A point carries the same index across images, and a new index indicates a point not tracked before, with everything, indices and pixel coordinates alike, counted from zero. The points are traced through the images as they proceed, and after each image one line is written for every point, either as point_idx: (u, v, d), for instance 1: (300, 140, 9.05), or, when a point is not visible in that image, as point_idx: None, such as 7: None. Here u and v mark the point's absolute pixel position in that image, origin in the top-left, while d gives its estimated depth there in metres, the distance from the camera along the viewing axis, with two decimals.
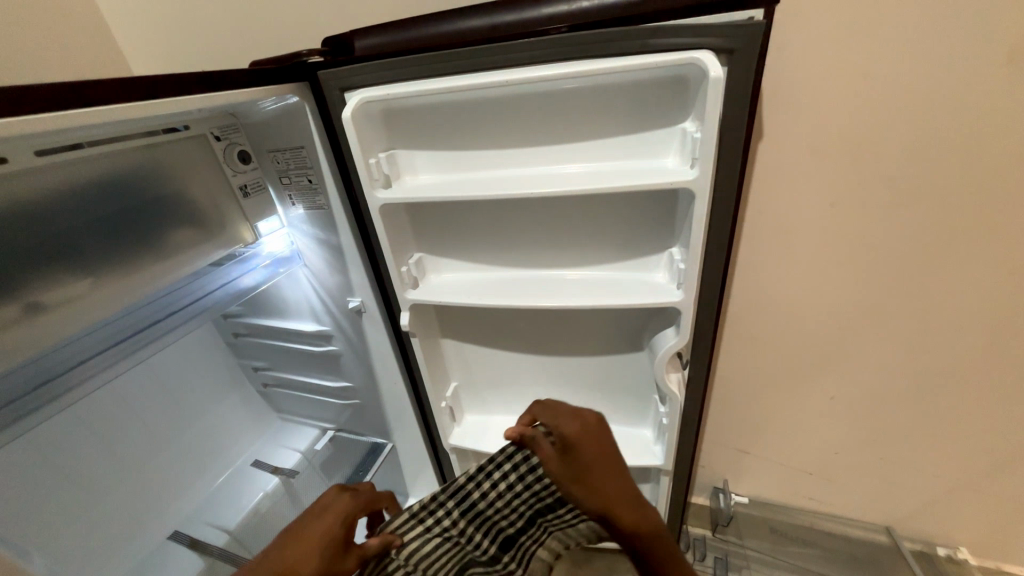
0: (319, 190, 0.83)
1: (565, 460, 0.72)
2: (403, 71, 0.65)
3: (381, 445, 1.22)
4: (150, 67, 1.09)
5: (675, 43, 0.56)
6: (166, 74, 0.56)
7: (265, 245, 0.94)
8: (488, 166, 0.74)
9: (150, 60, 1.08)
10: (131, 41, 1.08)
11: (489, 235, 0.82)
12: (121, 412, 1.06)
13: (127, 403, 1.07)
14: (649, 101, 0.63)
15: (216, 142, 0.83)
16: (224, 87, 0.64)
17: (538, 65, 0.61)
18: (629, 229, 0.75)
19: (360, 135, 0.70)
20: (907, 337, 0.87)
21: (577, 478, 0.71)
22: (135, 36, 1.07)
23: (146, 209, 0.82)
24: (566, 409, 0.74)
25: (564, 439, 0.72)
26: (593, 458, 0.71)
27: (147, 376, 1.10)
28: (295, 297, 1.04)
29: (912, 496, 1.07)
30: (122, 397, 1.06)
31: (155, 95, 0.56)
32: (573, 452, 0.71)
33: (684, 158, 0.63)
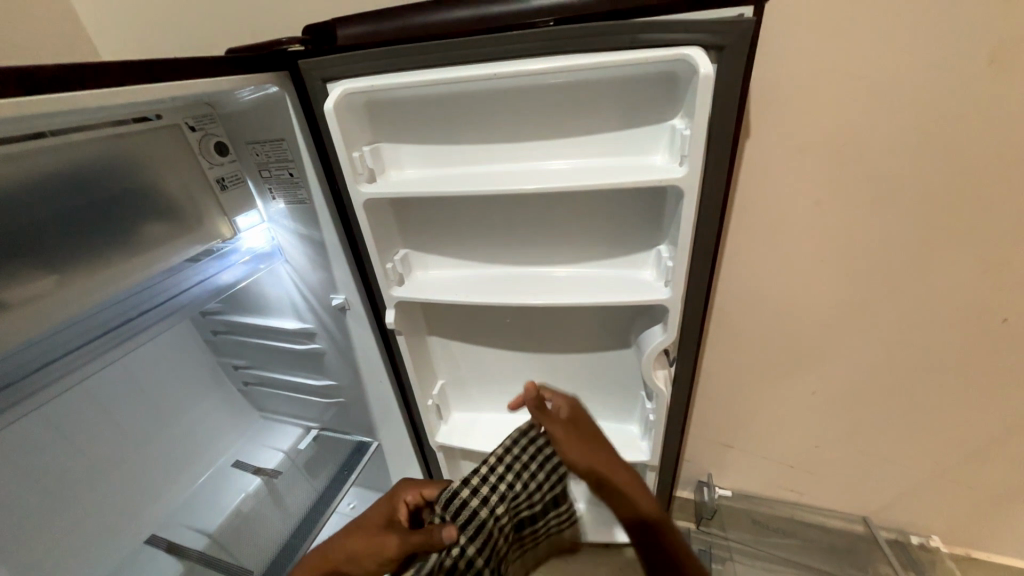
0: (300, 184, 0.80)
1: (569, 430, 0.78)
2: (388, 62, 0.64)
3: (367, 445, 1.21)
4: (120, 53, 1.04)
5: (666, 38, 0.55)
6: (136, 61, 0.53)
7: (245, 240, 0.92)
8: (476, 161, 0.73)
9: (119, 45, 1.03)
10: (98, 24, 1.02)
11: (477, 233, 0.81)
12: (93, 413, 1.03)
13: (99, 404, 1.03)
14: (638, 96, 0.63)
15: (191, 133, 0.79)
16: (198, 75, 0.61)
17: (526, 58, 0.60)
18: (618, 226, 0.75)
19: (343, 128, 0.68)
20: (885, 333, 0.90)
21: (582, 441, 0.78)
22: (102, 19, 1.01)
23: (116, 202, 0.78)
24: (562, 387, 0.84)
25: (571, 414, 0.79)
26: (591, 430, 0.80)
27: (120, 376, 1.06)
28: (276, 294, 1.01)
29: (887, 486, 1.11)
30: (94, 398, 1.02)
31: (123, 83, 0.53)
32: (574, 420, 0.80)
33: (672, 154, 0.63)
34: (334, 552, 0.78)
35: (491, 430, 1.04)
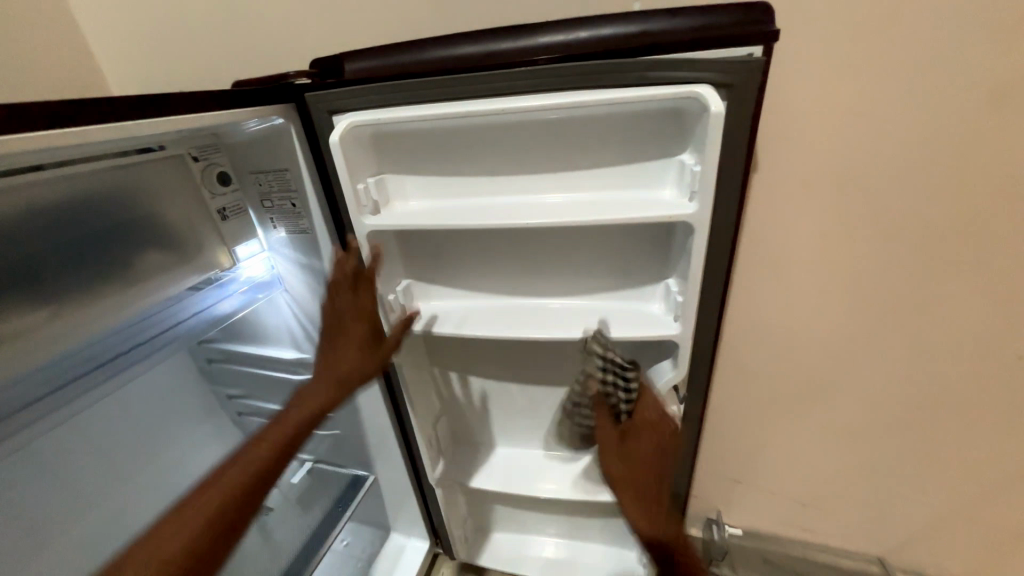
0: (303, 214, 0.79)
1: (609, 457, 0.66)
2: (396, 96, 0.64)
3: (363, 478, 1.20)
4: (128, 84, 1.04)
5: (674, 75, 0.55)
6: (144, 93, 0.53)
7: (244, 269, 0.89)
8: (481, 193, 0.72)
9: (129, 76, 1.04)
10: (108, 57, 1.03)
11: (480, 263, 0.80)
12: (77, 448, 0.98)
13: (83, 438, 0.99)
14: (647, 131, 0.62)
15: (194, 163, 0.78)
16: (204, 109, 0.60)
17: (533, 95, 0.60)
18: (625, 259, 0.74)
19: (349, 160, 0.67)
20: (899, 367, 0.87)
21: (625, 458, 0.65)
22: (113, 52, 1.02)
23: (113, 233, 0.76)
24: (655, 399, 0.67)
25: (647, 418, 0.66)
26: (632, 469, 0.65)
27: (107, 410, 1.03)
28: (274, 324, 0.98)
29: (903, 526, 1.06)
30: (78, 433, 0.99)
31: (127, 116, 0.52)
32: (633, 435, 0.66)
33: (682, 190, 0.62)
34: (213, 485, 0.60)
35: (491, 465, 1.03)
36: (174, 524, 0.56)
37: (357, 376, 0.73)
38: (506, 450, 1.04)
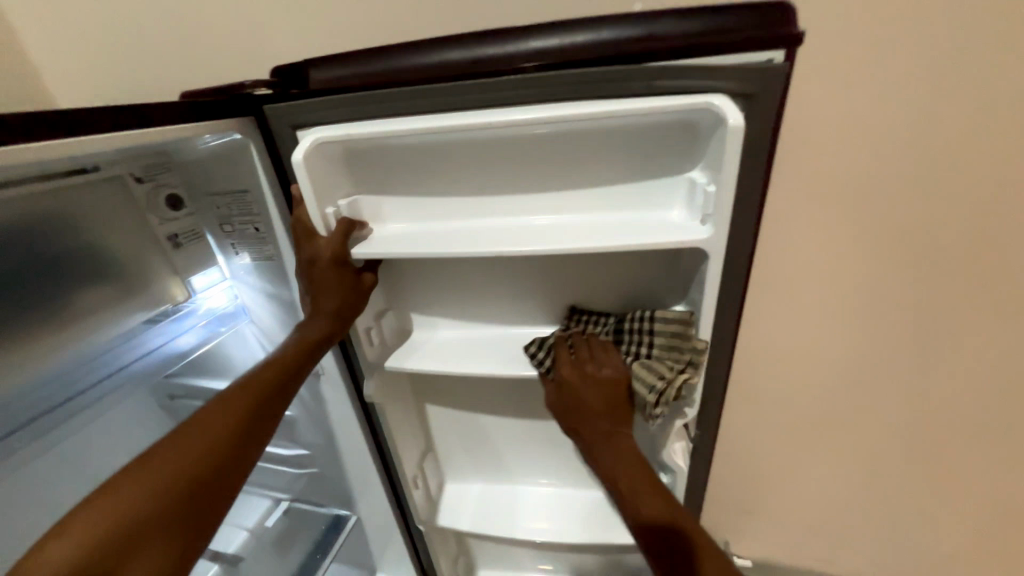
0: (268, 239, 0.71)
1: (566, 385, 0.66)
2: (368, 108, 0.56)
3: (343, 518, 1.10)
4: (67, 92, 0.93)
5: (685, 84, 0.48)
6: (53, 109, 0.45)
7: (204, 300, 0.80)
8: (468, 214, 0.65)
9: (67, 83, 0.93)
10: (41, 62, 0.91)
11: (467, 290, 0.73)
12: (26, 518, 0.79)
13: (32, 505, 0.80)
14: (653, 146, 0.56)
15: (138, 185, 0.69)
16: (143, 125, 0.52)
17: (525, 107, 0.52)
18: (629, 284, 0.67)
19: (315, 180, 0.59)
20: (918, 391, 0.82)
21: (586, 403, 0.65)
22: (48, 56, 0.91)
23: (38, 272, 0.67)
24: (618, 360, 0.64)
25: (605, 374, 0.64)
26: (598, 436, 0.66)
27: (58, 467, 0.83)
28: (240, 358, 0.87)
29: (921, 554, 1.01)
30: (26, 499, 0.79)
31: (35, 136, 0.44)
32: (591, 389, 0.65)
33: (694, 211, 0.56)
34: (152, 461, 0.50)
35: (483, 503, 0.96)
36: (100, 513, 0.45)
37: (349, 314, 0.65)
38: (499, 487, 0.98)
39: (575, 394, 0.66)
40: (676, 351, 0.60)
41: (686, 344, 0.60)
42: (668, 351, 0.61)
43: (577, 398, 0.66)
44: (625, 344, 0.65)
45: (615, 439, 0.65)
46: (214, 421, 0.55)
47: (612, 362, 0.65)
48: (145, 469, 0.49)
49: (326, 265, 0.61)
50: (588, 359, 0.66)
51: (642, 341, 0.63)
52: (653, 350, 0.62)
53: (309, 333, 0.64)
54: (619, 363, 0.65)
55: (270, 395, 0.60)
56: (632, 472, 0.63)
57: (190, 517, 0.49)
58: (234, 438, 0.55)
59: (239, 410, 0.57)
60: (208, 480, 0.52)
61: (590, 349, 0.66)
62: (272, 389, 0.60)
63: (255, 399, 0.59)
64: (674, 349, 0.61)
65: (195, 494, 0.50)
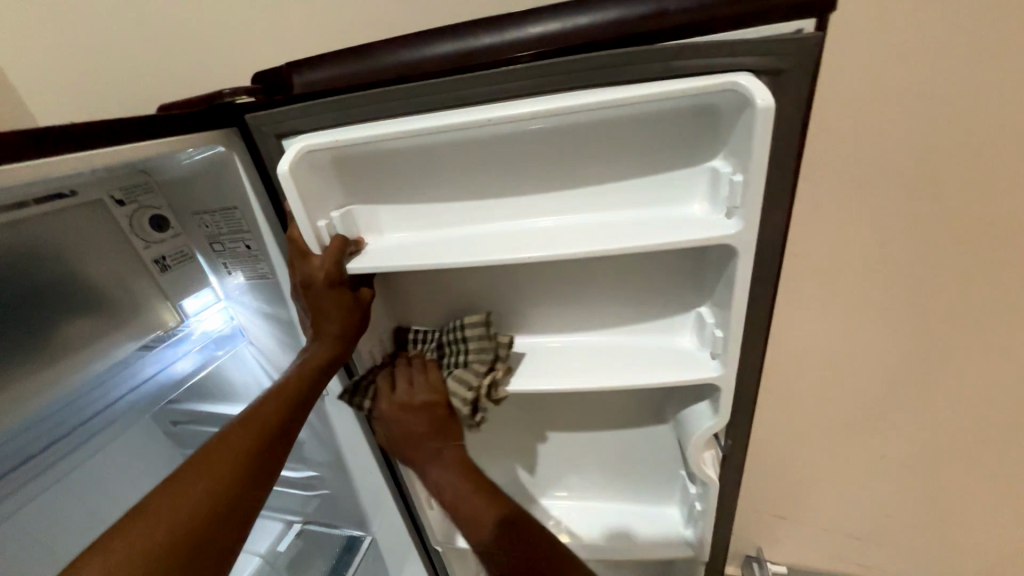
0: (260, 257, 0.67)
1: (396, 416, 0.65)
2: (357, 111, 0.52)
3: (358, 540, 1.04)
4: (49, 112, 0.89)
5: (704, 64, 0.44)
6: (26, 129, 0.41)
7: (199, 324, 0.76)
8: (470, 220, 0.60)
9: (47, 103, 0.89)
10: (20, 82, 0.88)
11: (472, 301, 0.68)
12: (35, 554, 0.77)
13: (42, 538, 0.78)
14: (669, 136, 0.51)
15: (118, 207, 0.65)
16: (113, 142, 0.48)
17: (527, 98, 0.48)
18: (648, 286, 0.62)
19: (304, 192, 0.55)
20: (967, 385, 0.75)
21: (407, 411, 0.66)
22: (25, 76, 0.87)
23: (18, 307, 0.63)
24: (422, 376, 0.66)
25: (429, 400, 0.65)
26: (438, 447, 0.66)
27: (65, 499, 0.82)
28: (241, 379, 0.83)
29: (972, 557, 0.94)
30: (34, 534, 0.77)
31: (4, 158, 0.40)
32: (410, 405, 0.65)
33: (718, 204, 0.51)
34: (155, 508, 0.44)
35: None
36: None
37: (353, 332, 0.61)
38: None
39: (399, 426, 0.66)
40: (484, 356, 0.63)
41: (494, 344, 0.63)
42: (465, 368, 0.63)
43: (399, 427, 0.66)
44: (447, 361, 0.66)
45: (442, 458, 0.67)
46: (218, 461, 0.49)
47: (427, 386, 0.66)
48: (143, 523, 0.43)
49: (321, 289, 0.57)
50: (401, 387, 0.66)
51: (458, 351, 0.65)
52: (467, 353, 0.63)
53: (312, 358, 0.59)
54: (436, 385, 0.66)
55: (278, 429, 0.54)
56: (481, 496, 0.65)
57: (196, 575, 0.44)
58: (242, 478, 0.49)
59: (245, 448, 0.51)
60: (215, 529, 0.46)
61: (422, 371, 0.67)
62: (279, 423, 0.54)
63: (262, 432, 0.53)
64: (483, 349, 0.63)
65: (200, 547, 0.44)
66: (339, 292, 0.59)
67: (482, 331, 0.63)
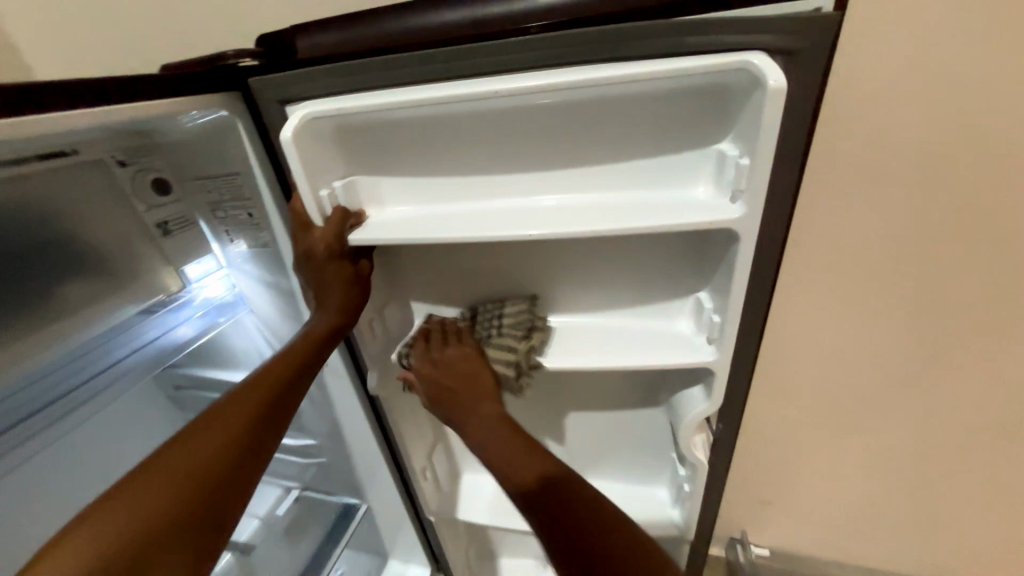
0: (261, 225, 0.67)
1: (426, 375, 0.65)
2: (362, 79, 0.51)
3: (354, 507, 1.07)
4: (48, 66, 0.88)
5: (718, 41, 0.42)
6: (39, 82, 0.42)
7: (201, 290, 0.77)
8: (473, 195, 0.60)
9: (49, 58, 0.87)
10: (22, 35, 0.86)
11: (471, 278, 0.68)
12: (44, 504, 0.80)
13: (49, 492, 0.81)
14: (677, 116, 0.50)
15: (121, 169, 0.65)
16: (52, 109, 0.43)
17: (535, 71, 0.47)
18: (649, 268, 0.62)
19: (306, 160, 0.54)
20: None
21: (445, 369, 0.66)
22: (26, 29, 0.85)
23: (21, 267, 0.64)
24: (437, 340, 0.67)
25: (466, 353, 0.66)
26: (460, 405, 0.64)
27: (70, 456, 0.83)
28: (242, 347, 0.84)
29: (949, 548, 0.97)
30: (43, 479, 0.81)
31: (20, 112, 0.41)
32: (444, 368, 0.65)
33: (722, 187, 0.50)
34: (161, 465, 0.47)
35: (492, 498, 0.93)
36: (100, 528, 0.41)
37: (354, 306, 0.62)
38: None
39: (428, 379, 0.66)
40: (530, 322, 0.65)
41: (530, 314, 0.65)
42: (507, 334, 0.64)
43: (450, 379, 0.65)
44: (478, 331, 0.67)
45: (481, 419, 0.63)
46: (221, 425, 0.51)
47: (459, 343, 0.66)
48: (150, 478, 0.45)
49: (322, 262, 0.58)
50: (436, 345, 0.67)
51: (493, 323, 0.66)
52: (502, 324, 0.65)
53: (314, 329, 0.60)
54: (469, 340, 0.66)
55: (280, 395, 0.56)
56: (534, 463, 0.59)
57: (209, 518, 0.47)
58: (244, 438, 0.51)
59: (248, 414, 0.53)
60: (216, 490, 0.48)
61: (433, 340, 0.67)
62: (279, 387, 0.56)
63: (262, 397, 0.55)
64: (517, 321, 0.65)
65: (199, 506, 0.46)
66: (337, 264, 0.59)
67: (522, 306, 0.65)
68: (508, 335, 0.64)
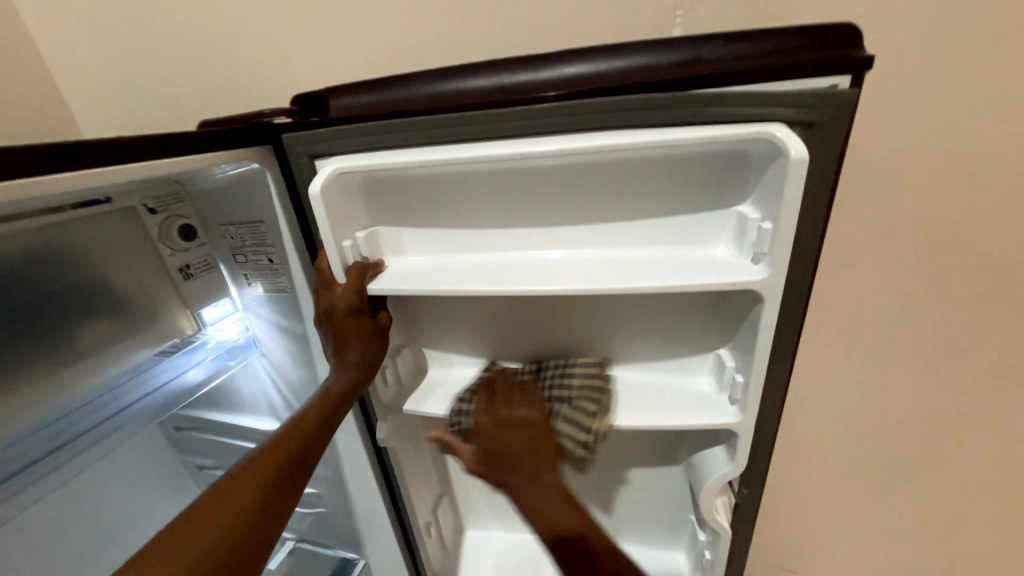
0: (281, 271, 0.68)
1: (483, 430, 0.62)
2: (392, 138, 0.53)
3: (352, 562, 1.01)
4: (102, 128, 0.95)
5: (738, 113, 0.44)
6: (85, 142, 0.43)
7: (215, 332, 0.77)
8: (493, 247, 0.60)
9: (102, 121, 0.95)
10: (76, 99, 0.94)
11: (487, 328, 0.68)
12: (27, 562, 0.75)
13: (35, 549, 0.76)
14: (696, 179, 0.51)
15: (150, 216, 0.67)
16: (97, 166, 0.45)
17: (560, 135, 0.48)
18: (670, 324, 0.61)
19: (332, 213, 0.55)
20: None
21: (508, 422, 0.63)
22: (80, 89, 0.92)
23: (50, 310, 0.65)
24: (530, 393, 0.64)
25: (528, 417, 0.62)
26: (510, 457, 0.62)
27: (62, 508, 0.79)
28: (250, 391, 0.83)
29: None
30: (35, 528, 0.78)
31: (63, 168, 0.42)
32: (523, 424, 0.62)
33: (742, 248, 0.51)
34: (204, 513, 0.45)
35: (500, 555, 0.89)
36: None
37: (373, 358, 0.61)
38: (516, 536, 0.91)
39: (494, 439, 0.62)
40: (598, 402, 0.59)
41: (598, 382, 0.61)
42: (575, 413, 0.59)
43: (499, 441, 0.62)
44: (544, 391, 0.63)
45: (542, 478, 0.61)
46: (260, 469, 0.50)
47: (528, 402, 0.64)
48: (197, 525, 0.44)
49: (344, 315, 0.58)
50: (502, 402, 0.64)
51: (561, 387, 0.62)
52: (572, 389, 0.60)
53: (336, 381, 0.59)
54: (539, 403, 0.63)
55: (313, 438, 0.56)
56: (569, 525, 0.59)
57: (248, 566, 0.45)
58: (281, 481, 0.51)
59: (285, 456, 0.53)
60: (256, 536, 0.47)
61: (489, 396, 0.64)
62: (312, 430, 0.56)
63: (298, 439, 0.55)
64: (592, 388, 0.60)
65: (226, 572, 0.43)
66: (359, 316, 0.59)
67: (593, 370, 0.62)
68: (580, 413, 0.59)
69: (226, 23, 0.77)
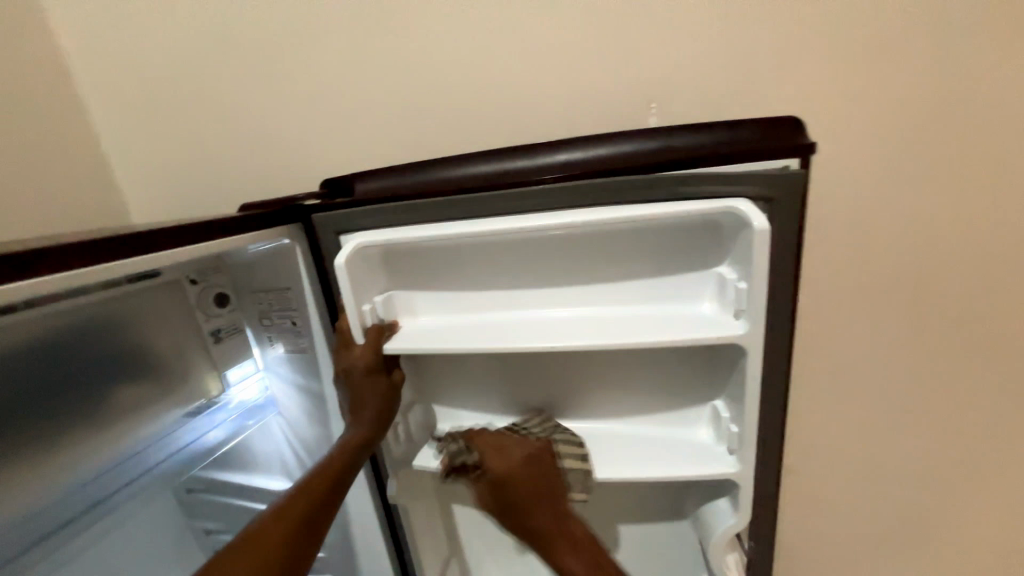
0: (303, 333, 0.73)
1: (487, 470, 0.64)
2: (409, 216, 0.60)
3: None
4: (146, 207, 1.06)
5: (707, 191, 0.51)
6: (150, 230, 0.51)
7: (237, 393, 0.82)
8: (499, 308, 0.66)
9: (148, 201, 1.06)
10: (115, 182, 1.02)
11: (494, 384, 0.72)
12: None
13: None
14: (678, 245, 0.57)
15: (190, 286, 0.74)
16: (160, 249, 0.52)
17: (556, 211, 0.55)
18: (666, 377, 0.65)
19: (354, 281, 0.62)
20: None
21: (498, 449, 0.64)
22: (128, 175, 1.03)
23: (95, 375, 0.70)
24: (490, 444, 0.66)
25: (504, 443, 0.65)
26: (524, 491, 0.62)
27: None
28: (265, 450, 0.86)
29: None
30: None
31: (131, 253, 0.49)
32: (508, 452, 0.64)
33: (724, 305, 0.56)
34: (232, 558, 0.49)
35: None
36: None
37: (386, 414, 0.65)
38: None
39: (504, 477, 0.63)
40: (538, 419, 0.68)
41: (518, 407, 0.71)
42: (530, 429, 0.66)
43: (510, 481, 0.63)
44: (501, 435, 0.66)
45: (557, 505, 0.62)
46: (284, 517, 0.54)
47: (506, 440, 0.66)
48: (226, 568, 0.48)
49: (361, 374, 0.63)
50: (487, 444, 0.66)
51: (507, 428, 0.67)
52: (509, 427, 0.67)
53: (352, 437, 0.63)
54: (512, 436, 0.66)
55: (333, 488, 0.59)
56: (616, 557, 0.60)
57: None
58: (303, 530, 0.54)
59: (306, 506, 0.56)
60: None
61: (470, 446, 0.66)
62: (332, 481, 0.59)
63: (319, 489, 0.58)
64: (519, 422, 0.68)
65: None
66: (373, 373, 0.63)
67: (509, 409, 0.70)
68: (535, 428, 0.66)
69: (264, 119, 0.89)
